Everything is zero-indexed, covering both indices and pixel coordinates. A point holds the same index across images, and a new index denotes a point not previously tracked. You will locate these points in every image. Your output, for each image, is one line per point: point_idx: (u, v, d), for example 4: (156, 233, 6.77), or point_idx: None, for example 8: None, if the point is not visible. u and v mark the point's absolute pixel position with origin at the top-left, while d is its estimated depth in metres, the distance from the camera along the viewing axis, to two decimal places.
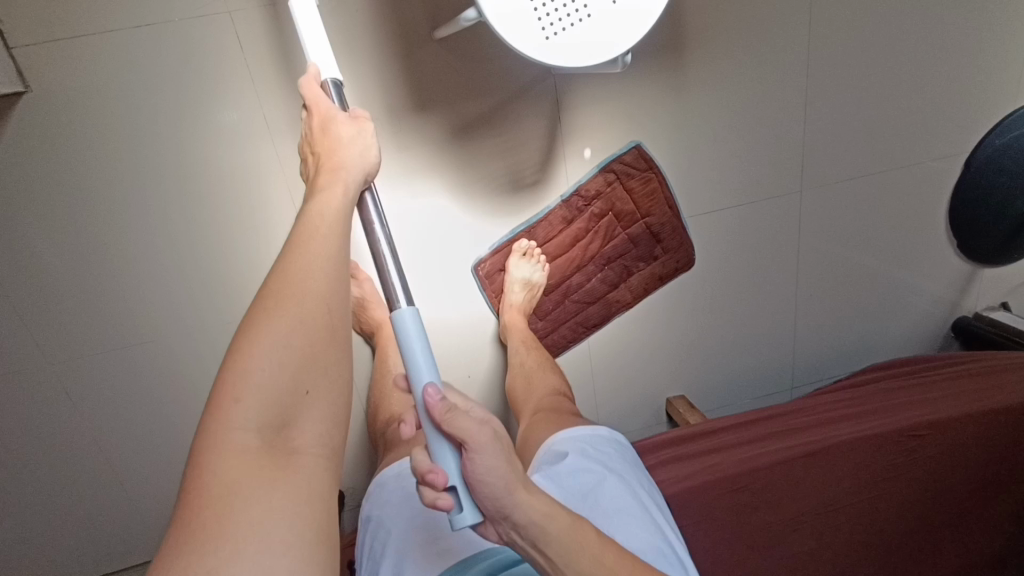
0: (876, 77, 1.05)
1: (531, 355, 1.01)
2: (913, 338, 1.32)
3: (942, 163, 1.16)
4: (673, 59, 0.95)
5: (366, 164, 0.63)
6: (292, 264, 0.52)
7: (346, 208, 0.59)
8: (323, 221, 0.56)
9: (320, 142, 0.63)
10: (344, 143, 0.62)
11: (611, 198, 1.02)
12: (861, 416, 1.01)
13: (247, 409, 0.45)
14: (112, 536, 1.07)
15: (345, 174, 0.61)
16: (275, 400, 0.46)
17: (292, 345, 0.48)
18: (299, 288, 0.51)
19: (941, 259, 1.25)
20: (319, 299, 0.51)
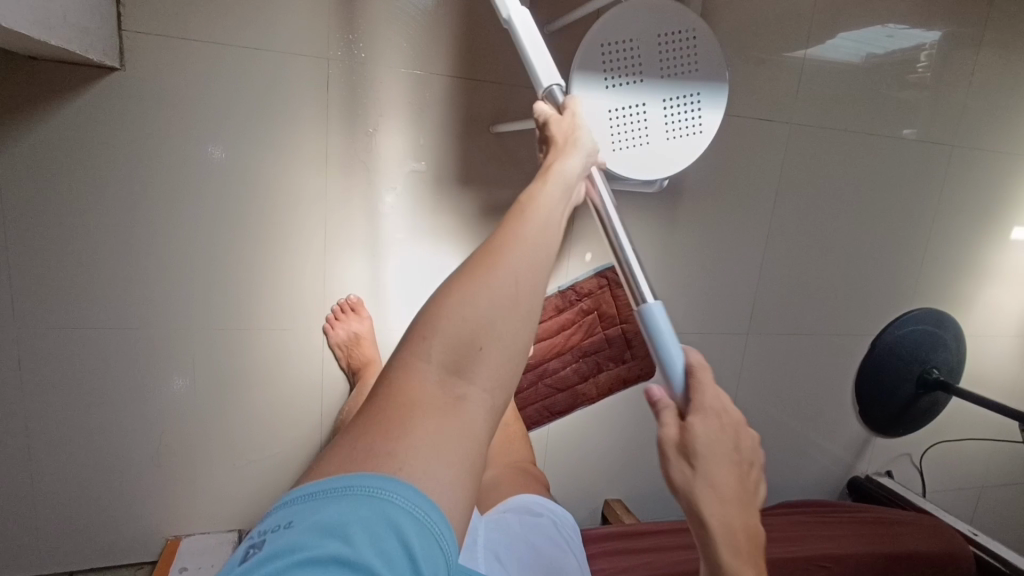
0: (812, 259, 1.31)
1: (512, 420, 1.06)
2: (816, 489, 1.49)
3: (854, 340, 1.41)
4: (673, 203, 1.16)
5: (584, 155, 0.65)
6: (515, 230, 0.53)
7: (562, 196, 0.60)
8: (544, 206, 0.57)
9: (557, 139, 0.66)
10: (568, 138, 0.66)
11: (599, 299, 1.16)
12: (781, 540, 1.12)
13: (446, 339, 0.45)
14: (9, 524, 0.97)
15: (561, 175, 0.62)
16: (456, 342, 0.45)
17: (498, 308, 0.47)
18: (520, 253, 0.51)
19: (846, 422, 1.46)
20: (524, 263, 0.51)
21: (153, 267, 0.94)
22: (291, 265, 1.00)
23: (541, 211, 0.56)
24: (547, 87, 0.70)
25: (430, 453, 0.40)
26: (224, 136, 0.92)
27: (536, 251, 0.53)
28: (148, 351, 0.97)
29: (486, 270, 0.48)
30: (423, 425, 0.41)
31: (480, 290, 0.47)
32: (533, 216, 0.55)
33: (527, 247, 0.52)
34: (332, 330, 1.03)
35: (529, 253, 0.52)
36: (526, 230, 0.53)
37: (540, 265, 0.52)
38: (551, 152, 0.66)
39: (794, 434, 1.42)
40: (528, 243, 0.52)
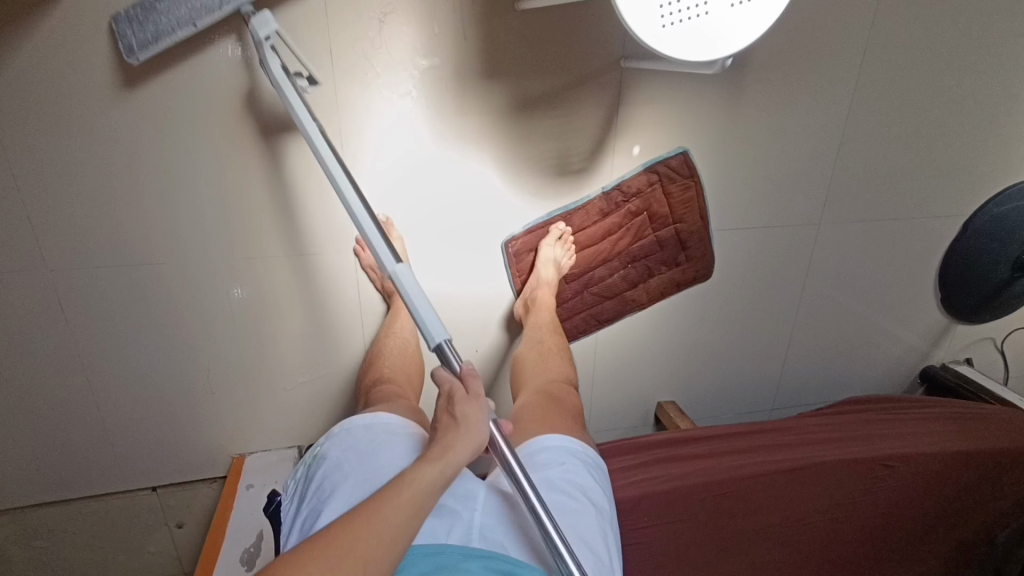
0: (903, 132, 1.12)
1: (551, 337, 1.00)
2: (885, 380, 1.41)
3: (945, 222, 1.24)
4: (737, 79, 0.98)
5: (481, 441, 0.63)
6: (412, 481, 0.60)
7: (443, 480, 0.61)
8: (415, 497, 0.59)
9: (446, 425, 0.63)
10: (472, 421, 0.63)
11: (649, 199, 1.04)
12: (844, 441, 1.08)
13: (360, 557, 0.54)
14: (88, 448, 1.04)
15: (449, 463, 0.61)
16: (354, 552, 0.54)
17: (341, 561, 0.53)
18: (370, 540, 0.55)
19: (925, 311, 1.34)
20: (399, 509, 0.58)
21: (165, 202, 0.89)
22: (308, 187, 0.92)
23: (416, 490, 0.59)
24: (438, 343, 0.65)
25: (327, 557, 0.53)
26: (218, 49, 0.81)
27: (421, 498, 0.59)
28: (185, 285, 0.95)
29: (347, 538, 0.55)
30: (322, 560, 0.53)
31: (341, 549, 0.54)
32: (394, 504, 0.58)
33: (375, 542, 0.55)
34: (362, 254, 0.98)
35: (411, 503, 0.58)
36: (413, 486, 0.59)
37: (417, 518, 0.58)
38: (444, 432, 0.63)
39: (864, 325, 1.32)
40: (371, 543, 0.55)
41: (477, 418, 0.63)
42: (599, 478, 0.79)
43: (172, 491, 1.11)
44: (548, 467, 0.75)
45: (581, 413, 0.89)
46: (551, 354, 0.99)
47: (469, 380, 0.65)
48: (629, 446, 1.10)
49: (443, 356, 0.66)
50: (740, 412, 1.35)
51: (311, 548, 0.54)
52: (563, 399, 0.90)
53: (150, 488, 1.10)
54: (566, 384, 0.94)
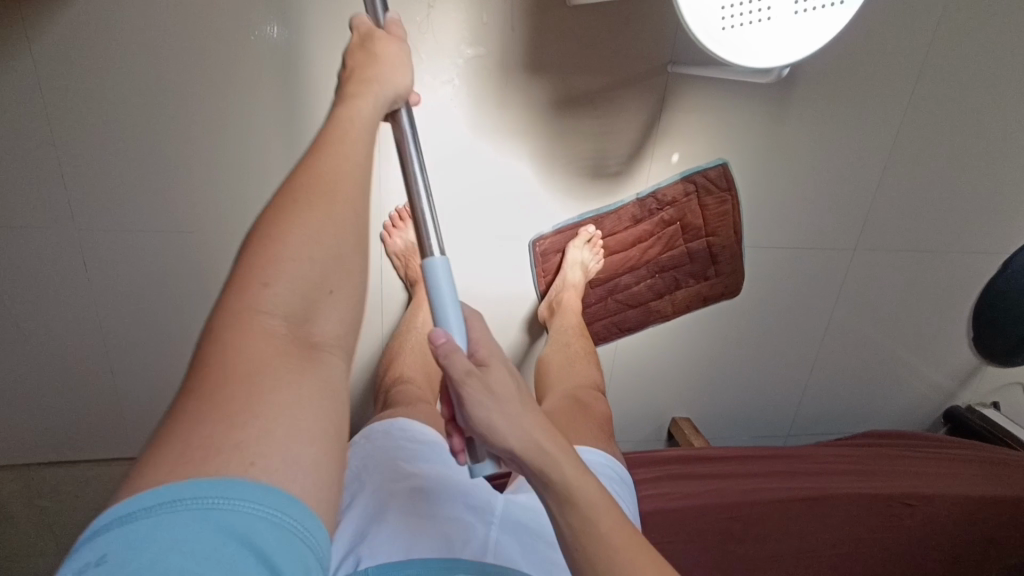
0: (950, 163, 1.09)
1: (578, 341, 0.98)
2: (907, 416, 1.37)
3: (984, 260, 1.20)
4: (785, 94, 0.96)
5: (404, 88, 0.60)
6: (326, 163, 0.51)
7: (372, 119, 0.57)
8: (357, 139, 0.54)
9: (360, 61, 0.59)
10: (394, 61, 0.60)
11: (684, 209, 1.02)
12: (863, 474, 1.05)
13: (277, 293, 0.46)
14: (98, 412, 1.03)
15: (377, 83, 0.58)
16: (301, 287, 0.47)
17: (300, 280, 0.47)
18: (341, 204, 0.51)
19: (955, 349, 1.30)
20: (347, 209, 0.51)
21: (197, 170, 0.88)
22: None
23: (336, 176, 0.51)
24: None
25: (285, 439, 0.40)
26: (263, 22, 0.80)
27: (359, 176, 0.53)
28: (210, 256, 0.94)
29: (309, 215, 0.48)
30: (274, 389, 0.42)
31: (288, 274, 0.46)
32: (345, 148, 0.53)
33: (350, 197, 0.51)
34: (389, 239, 0.96)
35: (353, 179, 0.52)
36: (342, 161, 0.52)
37: (361, 198, 0.53)
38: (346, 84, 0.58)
39: (892, 358, 1.28)
40: (339, 232, 0.50)
41: (394, 74, 0.59)
42: (625, 495, 0.73)
43: None
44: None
45: (610, 420, 0.85)
46: (576, 359, 0.95)
47: (392, 28, 0.62)
48: (643, 460, 1.06)
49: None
50: (755, 435, 1.31)
51: (224, 325, 0.43)
52: (592, 404, 0.86)
53: None
54: (594, 391, 0.90)
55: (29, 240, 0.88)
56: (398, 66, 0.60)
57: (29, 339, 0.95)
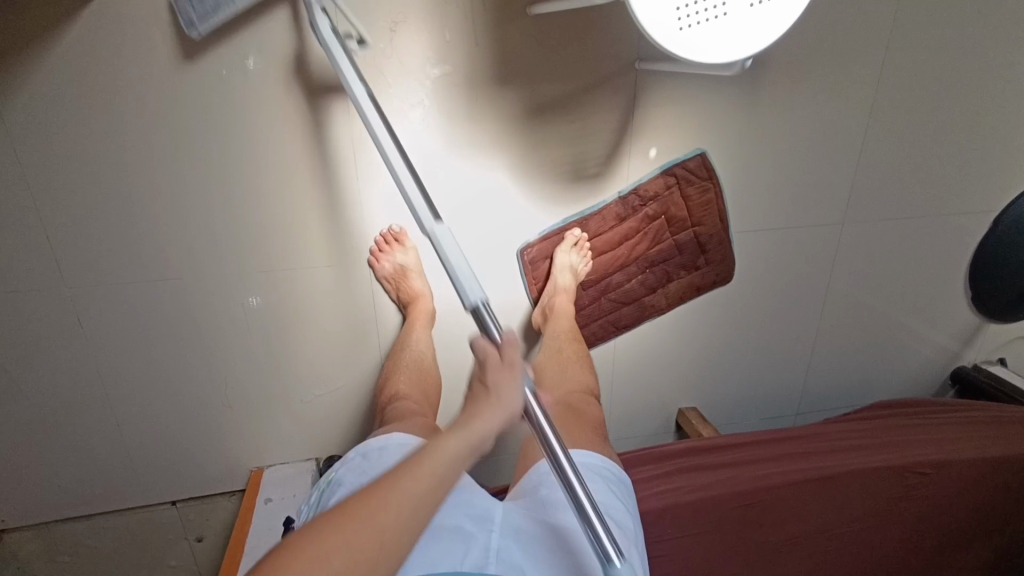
0: (929, 128, 1.09)
1: (571, 346, 0.98)
2: (914, 382, 1.37)
3: (973, 219, 1.20)
4: (755, 78, 0.96)
5: (515, 410, 0.60)
6: (396, 489, 0.54)
7: (481, 437, 0.58)
8: (434, 472, 0.55)
9: (477, 395, 0.61)
10: (506, 390, 0.60)
11: (667, 202, 1.02)
12: (874, 447, 1.04)
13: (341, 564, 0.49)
14: (108, 463, 1.04)
15: (477, 433, 0.58)
16: (361, 558, 0.50)
17: (366, 548, 0.50)
18: (393, 510, 0.52)
19: (955, 310, 1.30)
20: (407, 493, 0.54)
21: (178, 216, 0.88)
22: (319, 200, 0.91)
23: (440, 469, 0.56)
24: (474, 303, 0.63)
25: None
26: (228, 64, 0.80)
27: (451, 473, 0.56)
28: (202, 299, 0.95)
29: (358, 518, 0.52)
30: None
31: (348, 546, 0.50)
32: (412, 482, 0.54)
33: (423, 473, 0.55)
34: (378, 263, 0.96)
35: (441, 467, 0.56)
36: (434, 466, 0.56)
37: (433, 492, 0.55)
38: (475, 399, 0.61)
39: (892, 326, 1.28)
40: (388, 516, 0.52)
41: (511, 388, 0.60)
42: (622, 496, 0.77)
43: (191, 505, 1.10)
44: None
45: (604, 422, 0.88)
46: (570, 363, 0.96)
47: (507, 350, 0.62)
48: (652, 455, 1.07)
49: (482, 320, 0.63)
50: (764, 418, 1.31)
51: (300, 548, 0.49)
52: (585, 408, 0.89)
53: (170, 502, 1.09)
54: (588, 394, 0.93)
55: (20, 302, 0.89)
56: (509, 389, 0.60)
57: (33, 399, 0.96)
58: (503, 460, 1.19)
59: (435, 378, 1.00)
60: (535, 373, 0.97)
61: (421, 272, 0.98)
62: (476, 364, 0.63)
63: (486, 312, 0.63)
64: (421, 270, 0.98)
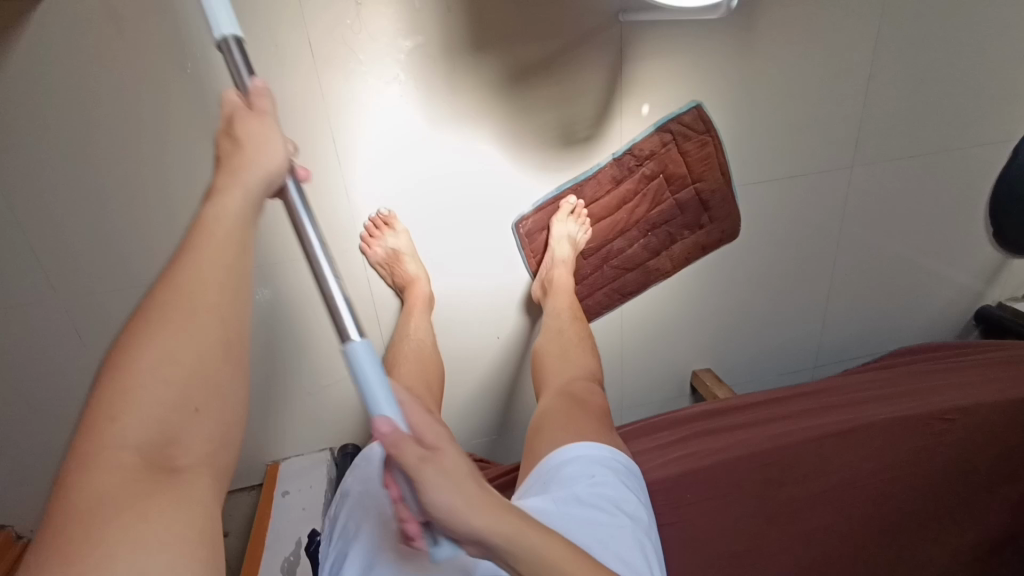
0: (939, 58, 1.02)
1: (572, 325, 0.94)
2: (936, 326, 1.32)
3: (992, 152, 1.14)
4: (748, 21, 0.90)
5: (283, 164, 0.50)
6: (191, 267, 0.46)
7: (248, 214, 0.49)
8: (231, 230, 0.48)
9: (239, 128, 0.50)
10: (261, 136, 0.49)
11: (664, 160, 0.98)
12: (895, 397, 1.03)
13: (130, 429, 0.41)
14: None
15: (248, 182, 0.49)
16: (156, 421, 0.41)
17: (188, 388, 0.43)
18: (206, 313, 0.45)
19: (976, 248, 1.24)
20: (214, 313, 0.45)
21: (162, 217, 0.87)
22: (302, 190, 0.88)
23: (223, 242, 0.47)
24: (223, 37, 0.48)
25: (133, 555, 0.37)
26: (195, 54, 0.78)
27: (227, 277, 0.47)
28: None
29: (170, 329, 0.43)
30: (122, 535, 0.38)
31: (177, 338, 0.43)
32: (203, 257, 0.46)
33: (209, 291, 0.46)
34: (369, 249, 0.93)
35: (221, 280, 0.46)
36: (201, 262, 0.46)
37: (243, 318, 0.47)
38: (222, 166, 0.50)
39: (910, 269, 1.23)
40: (212, 317, 0.45)
41: (268, 140, 0.49)
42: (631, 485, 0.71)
43: None
44: (575, 480, 0.67)
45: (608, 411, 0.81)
46: (572, 347, 0.91)
47: (258, 99, 0.51)
48: (667, 421, 1.07)
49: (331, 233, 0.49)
50: (781, 373, 1.28)
51: (88, 441, 0.40)
52: (587, 397, 0.81)
53: None
54: (590, 381, 0.86)
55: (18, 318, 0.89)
56: (266, 144, 0.49)
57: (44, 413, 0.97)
58: (518, 437, 1.18)
59: (439, 363, 0.94)
60: (536, 360, 0.93)
61: (415, 256, 0.95)
62: (223, 133, 0.51)
63: (241, 50, 0.49)
64: (415, 254, 0.95)
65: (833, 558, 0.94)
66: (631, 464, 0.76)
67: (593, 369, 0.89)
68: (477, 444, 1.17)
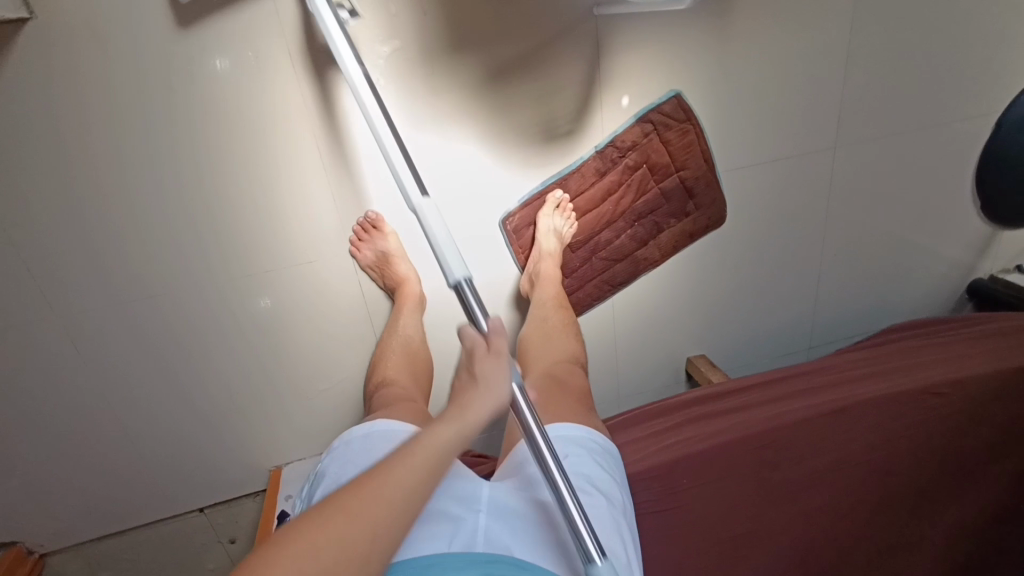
0: (916, 36, 1.03)
1: (556, 313, 0.95)
2: (929, 301, 1.33)
3: (975, 125, 1.14)
4: (722, 8, 0.91)
5: (505, 400, 0.55)
6: (385, 477, 0.50)
7: (457, 445, 0.53)
8: (431, 455, 0.52)
9: (476, 366, 0.56)
10: (492, 377, 0.55)
11: (647, 150, 0.98)
12: (883, 374, 1.05)
13: (334, 553, 0.46)
14: (131, 481, 1.07)
15: (469, 422, 0.54)
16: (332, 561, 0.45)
17: (364, 544, 0.47)
18: (377, 502, 0.49)
19: (965, 222, 1.25)
20: (388, 504, 0.49)
21: (152, 231, 0.88)
22: (289, 198, 0.90)
23: (431, 459, 0.52)
24: (458, 282, 0.56)
25: None
26: (176, 71, 0.79)
27: (411, 508, 0.50)
28: (191, 311, 0.95)
29: (344, 516, 0.47)
30: None
31: (348, 525, 0.47)
32: (408, 466, 0.51)
33: (393, 493, 0.49)
34: (359, 252, 0.95)
35: (427, 461, 0.51)
36: (404, 469, 0.51)
37: (408, 511, 0.50)
38: (461, 390, 0.56)
39: (900, 245, 1.24)
40: (374, 538, 0.47)
41: (500, 374, 0.55)
42: (606, 464, 0.71)
43: (220, 509, 1.13)
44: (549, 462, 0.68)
45: (589, 394, 0.82)
46: (555, 332, 0.93)
47: (495, 338, 0.56)
48: (661, 409, 1.09)
49: (463, 299, 0.56)
50: (776, 356, 1.30)
51: (276, 547, 0.46)
52: (569, 380, 0.83)
53: (199, 509, 1.12)
54: (572, 364, 0.89)
55: (18, 337, 0.90)
56: (489, 401, 0.54)
57: (49, 429, 0.99)
58: None
59: (427, 362, 0.96)
60: (522, 349, 0.94)
61: (405, 257, 0.96)
62: (462, 364, 0.58)
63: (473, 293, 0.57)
64: (405, 255, 0.96)
65: (832, 539, 0.94)
66: (611, 446, 0.78)
67: (576, 357, 0.91)
68: (476, 441, 1.18)
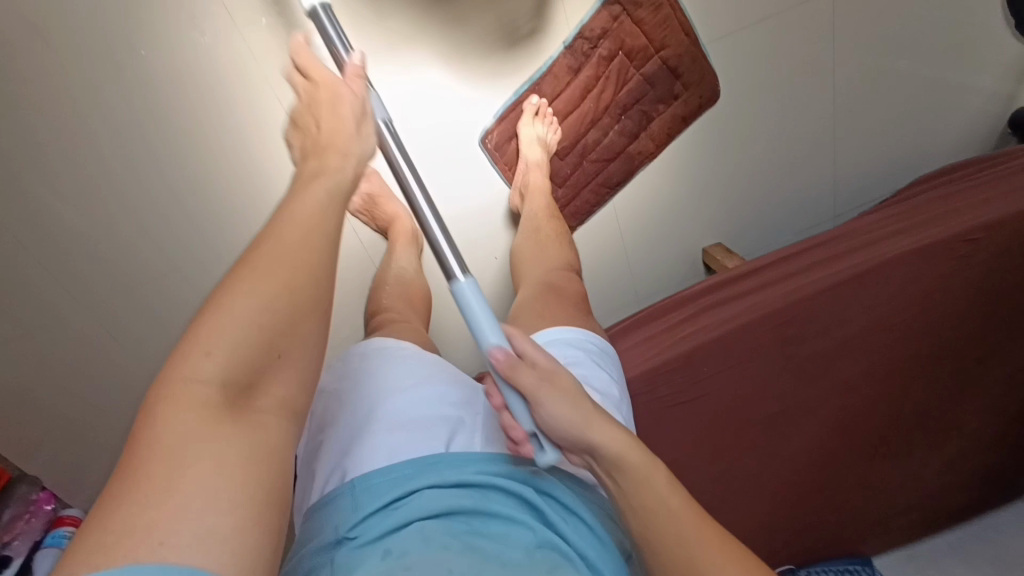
0: None
1: (548, 223, 0.92)
2: (970, 142, 1.21)
3: None
4: None
5: (369, 147, 0.56)
6: (244, 275, 0.42)
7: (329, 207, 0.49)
8: (304, 248, 0.45)
9: (312, 93, 0.57)
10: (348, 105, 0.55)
11: (620, 35, 0.91)
12: (910, 229, 0.98)
13: (195, 394, 0.37)
14: None
15: (338, 171, 0.52)
16: (210, 404, 0.38)
17: (246, 349, 0.40)
18: (257, 295, 0.41)
19: (996, 45, 1.12)
20: (273, 299, 0.42)
21: (143, 212, 0.90)
22: (269, 159, 0.91)
23: (294, 249, 0.44)
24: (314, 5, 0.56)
25: (205, 511, 0.34)
26: (126, 50, 0.81)
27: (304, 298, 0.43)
28: (201, 288, 0.96)
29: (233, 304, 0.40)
30: (194, 467, 0.35)
31: (218, 328, 0.39)
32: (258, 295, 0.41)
33: (270, 300, 0.42)
34: None
35: (293, 263, 0.44)
36: (274, 263, 0.43)
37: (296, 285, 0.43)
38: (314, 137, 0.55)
39: (923, 89, 1.13)
40: (277, 296, 0.42)
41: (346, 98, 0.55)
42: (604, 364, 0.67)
43: None
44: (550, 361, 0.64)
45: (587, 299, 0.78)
46: (549, 241, 0.89)
47: (354, 70, 0.57)
48: (673, 302, 1.07)
49: (319, 27, 0.56)
50: (801, 230, 1.23)
51: (151, 418, 0.37)
52: (564, 285, 0.78)
53: None
54: (567, 269, 0.83)
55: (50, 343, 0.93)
56: (355, 115, 0.55)
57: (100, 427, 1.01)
58: None
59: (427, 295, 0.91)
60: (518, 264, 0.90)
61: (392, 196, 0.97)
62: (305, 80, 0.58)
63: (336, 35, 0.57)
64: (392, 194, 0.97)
65: (868, 400, 0.95)
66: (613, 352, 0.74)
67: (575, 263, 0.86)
68: None
